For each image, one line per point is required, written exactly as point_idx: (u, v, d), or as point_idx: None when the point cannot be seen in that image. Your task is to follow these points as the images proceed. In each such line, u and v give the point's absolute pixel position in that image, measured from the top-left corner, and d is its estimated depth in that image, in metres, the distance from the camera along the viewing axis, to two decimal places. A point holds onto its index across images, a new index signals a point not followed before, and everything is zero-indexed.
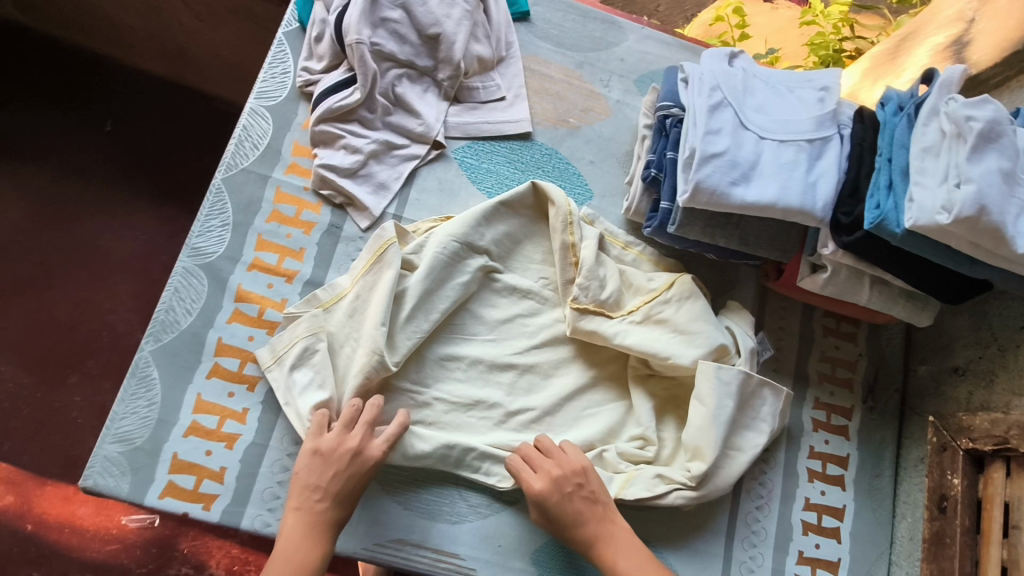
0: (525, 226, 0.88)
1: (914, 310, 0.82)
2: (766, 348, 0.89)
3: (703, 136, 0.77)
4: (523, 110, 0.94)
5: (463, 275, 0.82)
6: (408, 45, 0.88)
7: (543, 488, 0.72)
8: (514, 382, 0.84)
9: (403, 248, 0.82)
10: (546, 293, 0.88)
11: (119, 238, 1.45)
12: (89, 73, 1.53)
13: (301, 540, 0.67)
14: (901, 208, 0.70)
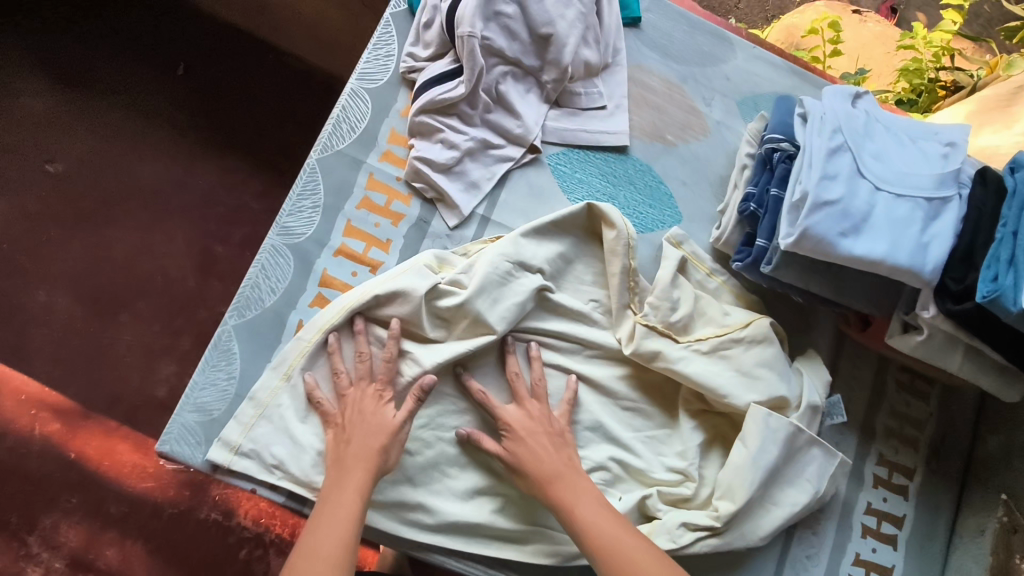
0: (575, 248, 0.85)
1: (1004, 386, 0.79)
2: (836, 412, 0.87)
3: (818, 181, 0.74)
4: (623, 121, 0.91)
5: (519, 296, 0.78)
6: (517, 42, 0.85)
7: (516, 419, 0.75)
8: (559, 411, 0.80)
9: (451, 268, 0.78)
10: (596, 316, 0.84)
11: (181, 184, 1.44)
12: (172, 16, 1.53)
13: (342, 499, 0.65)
14: (1021, 287, 0.67)
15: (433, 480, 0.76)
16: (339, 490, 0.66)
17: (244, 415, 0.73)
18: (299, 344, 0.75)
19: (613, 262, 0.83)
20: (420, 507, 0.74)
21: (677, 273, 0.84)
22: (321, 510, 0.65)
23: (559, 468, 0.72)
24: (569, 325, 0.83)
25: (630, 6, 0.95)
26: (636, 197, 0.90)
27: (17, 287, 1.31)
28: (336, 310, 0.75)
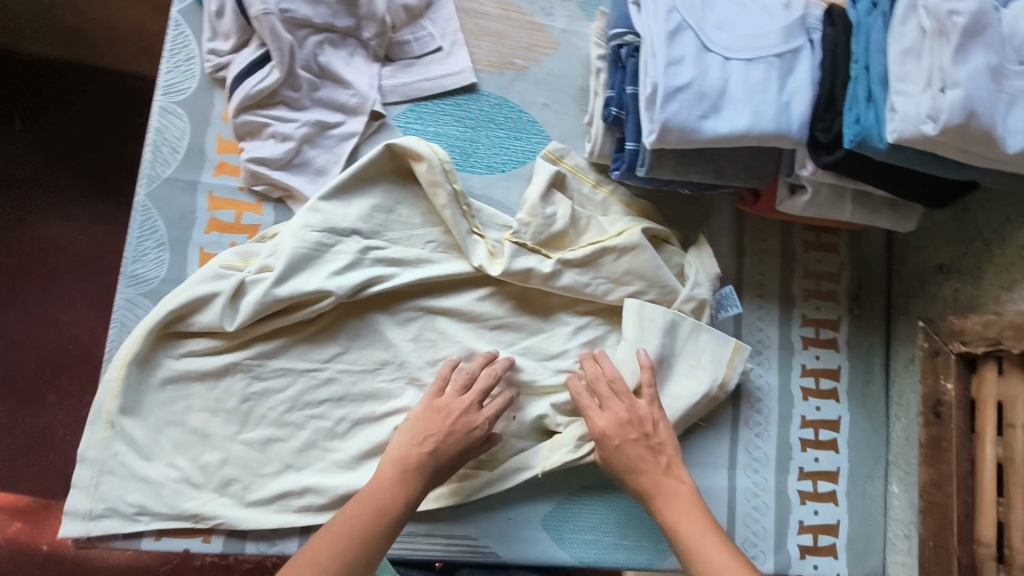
0: (392, 191, 0.80)
1: (900, 218, 0.79)
2: (731, 305, 0.85)
3: (664, 69, 0.69)
4: (463, 58, 0.84)
5: (334, 263, 0.76)
6: (323, 5, 0.77)
7: (606, 428, 0.72)
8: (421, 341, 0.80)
9: (257, 259, 0.75)
10: (437, 256, 0.81)
11: (71, 241, 1.23)
12: None
13: (395, 484, 0.67)
14: (884, 121, 0.65)
15: (318, 458, 0.77)
16: (399, 495, 0.67)
17: (82, 479, 0.71)
18: (107, 387, 0.72)
19: (438, 195, 0.78)
20: (309, 491, 0.75)
21: (551, 189, 0.81)
22: (367, 510, 0.65)
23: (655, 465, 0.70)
24: (407, 274, 0.79)
25: None
26: (498, 134, 0.85)
27: None
28: (134, 338, 0.72)
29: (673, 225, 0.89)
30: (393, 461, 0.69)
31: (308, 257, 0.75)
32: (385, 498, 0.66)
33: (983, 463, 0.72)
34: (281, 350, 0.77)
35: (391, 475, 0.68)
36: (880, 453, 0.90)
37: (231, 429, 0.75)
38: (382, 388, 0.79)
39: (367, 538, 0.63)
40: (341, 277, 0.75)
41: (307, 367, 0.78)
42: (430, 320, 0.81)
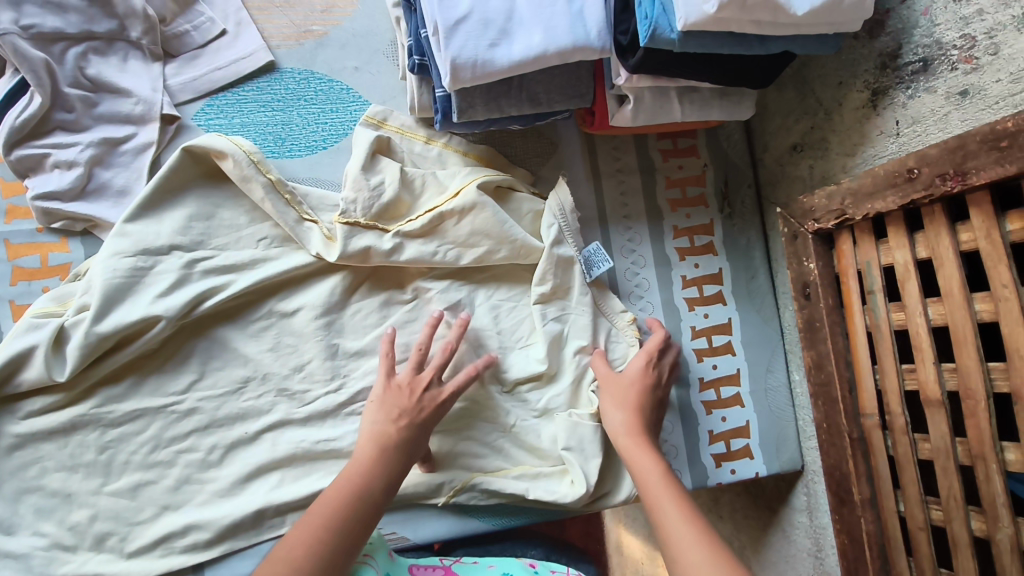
0: (207, 194, 0.74)
1: (734, 107, 0.76)
2: (600, 262, 0.81)
3: (439, 5, 0.65)
4: (252, 37, 0.78)
5: (157, 286, 0.70)
6: (71, 13, 0.70)
7: (638, 372, 0.76)
8: (280, 348, 0.75)
9: (73, 303, 0.69)
10: (274, 252, 0.76)
11: None
12: None
13: (371, 465, 0.65)
14: (670, 10, 0.61)
15: (196, 491, 0.71)
16: (372, 477, 0.65)
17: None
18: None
19: (253, 190, 0.72)
20: (192, 527, 0.69)
21: (375, 155, 0.76)
22: (347, 492, 0.63)
23: (624, 429, 0.72)
24: (245, 281, 0.73)
25: None
26: (311, 109, 0.79)
27: None
28: None
29: (519, 164, 0.86)
30: (368, 439, 0.67)
31: (125, 285, 0.68)
32: (362, 480, 0.64)
33: (855, 336, 0.70)
34: (131, 391, 0.71)
35: (368, 454, 0.66)
36: (777, 345, 0.88)
37: (93, 483, 0.69)
38: (250, 407, 0.74)
39: (346, 523, 0.61)
40: (168, 298, 0.69)
41: (163, 404, 0.71)
42: (283, 323, 0.76)
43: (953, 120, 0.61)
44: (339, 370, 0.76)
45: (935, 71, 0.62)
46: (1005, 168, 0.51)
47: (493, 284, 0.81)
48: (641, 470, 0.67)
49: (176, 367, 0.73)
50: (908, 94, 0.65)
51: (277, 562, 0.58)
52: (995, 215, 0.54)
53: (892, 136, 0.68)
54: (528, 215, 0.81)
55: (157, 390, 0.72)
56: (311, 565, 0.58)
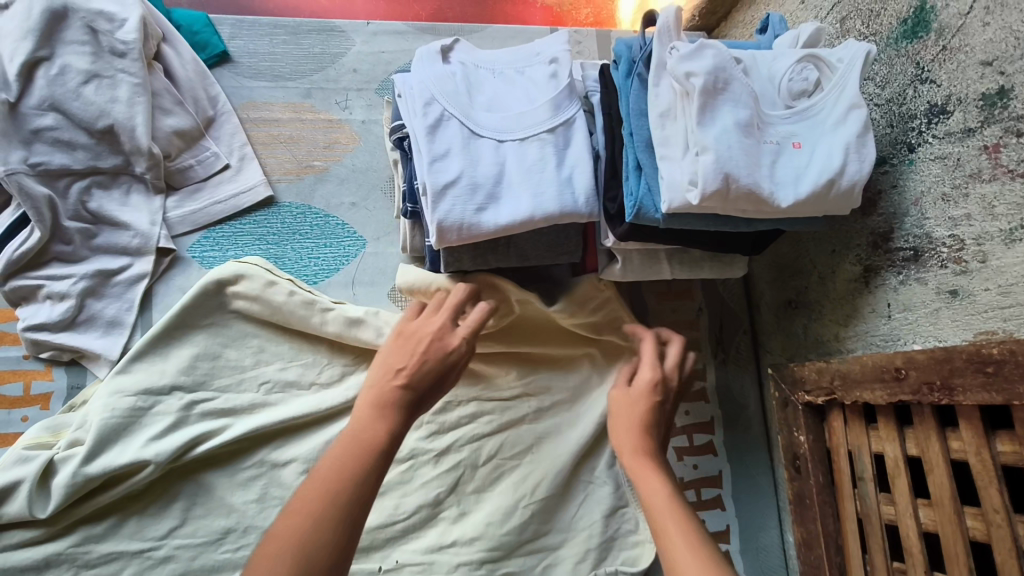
0: (215, 335, 0.75)
1: (726, 267, 0.75)
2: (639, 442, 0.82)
3: (429, 167, 0.65)
4: (253, 172, 0.80)
5: (150, 427, 0.70)
6: (79, 149, 0.73)
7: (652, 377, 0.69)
8: (264, 495, 0.72)
9: (65, 435, 0.69)
10: (273, 397, 0.75)
11: None
12: None
13: (378, 408, 0.57)
14: (656, 190, 0.61)
15: None
16: (376, 427, 0.56)
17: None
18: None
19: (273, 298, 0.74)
20: None
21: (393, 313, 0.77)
22: (349, 447, 0.54)
23: (635, 448, 0.63)
24: (240, 426, 0.72)
25: (210, 43, 0.83)
26: (306, 244, 0.80)
27: None
28: None
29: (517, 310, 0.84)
30: (367, 400, 0.58)
31: (125, 422, 0.69)
32: (365, 431, 0.55)
33: (846, 520, 0.66)
34: (111, 530, 0.69)
35: (372, 399, 0.58)
36: (768, 501, 0.85)
37: None
38: (225, 561, 0.70)
39: (358, 475, 0.52)
40: (163, 439, 0.69)
41: (140, 548, 0.68)
42: (274, 473, 0.73)
43: (943, 317, 0.59)
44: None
45: (926, 263, 0.61)
46: (991, 394, 0.49)
47: (495, 442, 0.79)
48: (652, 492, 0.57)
49: (159, 511, 0.70)
50: (900, 280, 0.64)
51: (290, 521, 0.48)
52: (985, 432, 0.51)
53: (884, 317, 0.66)
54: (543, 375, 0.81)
55: (131, 533, 0.69)
56: (327, 527, 0.48)
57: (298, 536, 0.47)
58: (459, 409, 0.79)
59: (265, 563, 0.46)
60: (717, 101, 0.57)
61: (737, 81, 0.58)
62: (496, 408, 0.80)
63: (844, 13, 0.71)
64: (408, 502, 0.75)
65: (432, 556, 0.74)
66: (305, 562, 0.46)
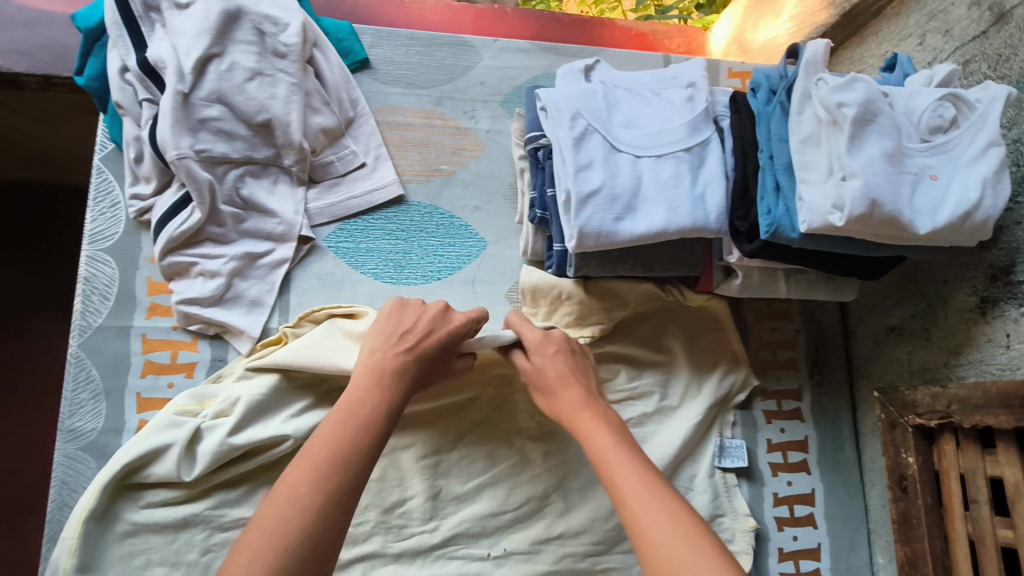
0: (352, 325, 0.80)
1: (838, 290, 0.78)
2: (734, 455, 0.85)
3: (574, 176, 0.70)
4: (388, 171, 0.85)
5: (291, 406, 0.74)
6: (238, 140, 0.78)
7: (538, 338, 0.74)
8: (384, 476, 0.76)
9: (211, 405, 0.73)
10: None
11: None
12: None
13: (368, 387, 0.60)
14: (794, 211, 0.65)
15: None
16: (374, 399, 0.60)
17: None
18: (64, 546, 0.65)
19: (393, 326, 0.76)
20: None
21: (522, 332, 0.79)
22: (345, 418, 0.57)
23: (576, 406, 0.67)
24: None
25: (353, 49, 0.89)
26: (431, 242, 0.85)
27: None
28: (88, 496, 0.67)
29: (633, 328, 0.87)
30: (364, 369, 0.62)
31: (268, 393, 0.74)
32: (370, 403, 0.59)
33: (955, 541, 0.69)
34: (245, 496, 0.72)
35: (366, 379, 0.61)
36: (859, 523, 0.87)
37: None
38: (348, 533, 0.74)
39: (354, 444, 0.56)
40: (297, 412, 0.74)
41: None
42: (395, 456, 0.77)
43: None
44: (437, 512, 0.77)
45: None
46: None
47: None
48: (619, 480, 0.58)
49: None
50: (1021, 311, 0.67)
51: (277, 506, 0.51)
52: None
53: (1001, 346, 0.69)
54: (648, 378, 0.85)
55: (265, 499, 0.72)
56: (316, 497, 0.52)
57: (284, 523, 0.50)
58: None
59: (253, 547, 0.48)
60: (865, 131, 0.61)
61: (885, 113, 0.62)
62: None
63: (968, 57, 0.75)
64: (516, 494, 0.78)
65: (538, 547, 0.77)
66: (298, 538, 0.49)
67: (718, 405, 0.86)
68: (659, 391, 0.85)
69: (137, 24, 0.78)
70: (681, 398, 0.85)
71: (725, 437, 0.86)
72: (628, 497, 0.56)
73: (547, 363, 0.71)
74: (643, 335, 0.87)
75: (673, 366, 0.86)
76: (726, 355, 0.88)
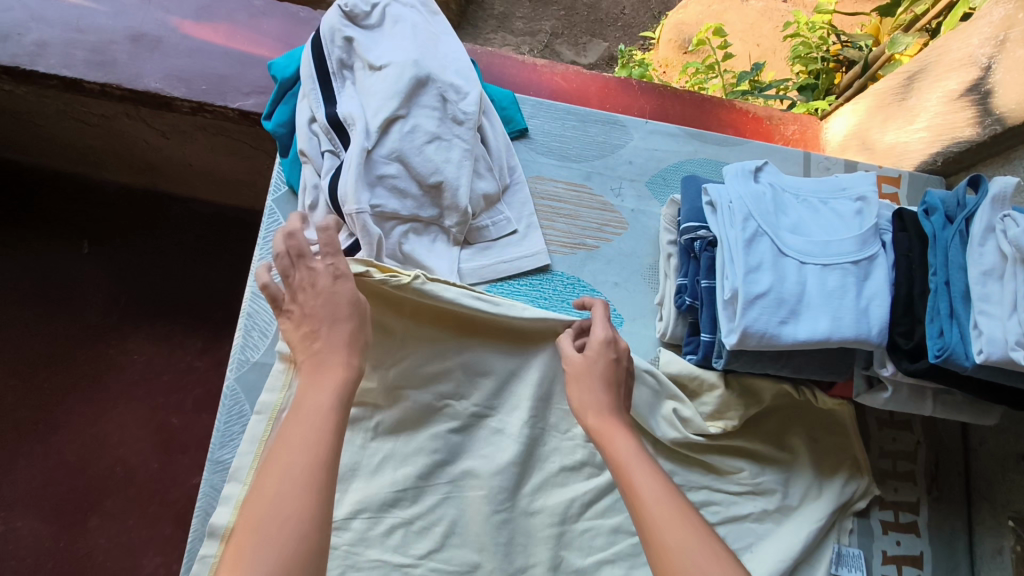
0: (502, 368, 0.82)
1: (980, 414, 0.78)
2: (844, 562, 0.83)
3: (744, 276, 0.71)
4: (537, 240, 0.88)
5: (439, 424, 0.78)
6: (409, 198, 0.82)
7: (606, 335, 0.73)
8: (510, 539, 0.75)
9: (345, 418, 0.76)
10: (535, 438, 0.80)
11: (151, 359, 1.47)
12: (143, 213, 1.56)
13: (317, 376, 0.60)
14: (969, 340, 0.66)
15: None
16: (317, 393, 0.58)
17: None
18: (206, 562, 0.68)
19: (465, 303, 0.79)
20: None
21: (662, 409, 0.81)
22: (298, 411, 0.56)
23: (604, 415, 0.67)
24: (505, 449, 0.78)
25: (513, 119, 0.93)
26: (572, 313, 0.86)
27: (85, 508, 1.34)
28: (230, 508, 0.69)
29: (761, 426, 0.86)
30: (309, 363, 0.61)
31: (416, 423, 0.78)
32: (311, 400, 0.57)
33: None
34: (377, 540, 0.72)
35: (310, 369, 0.60)
36: None
37: None
38: None
39: (318, 439, 0.54)
40: (437, 454, 0.77)
41: (401, 563, 0.72)
42: (520, 521, 0.76)
43: None
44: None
45: None
46: None
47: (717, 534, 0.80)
48: (639, 486, 0.58)
49: (422, 530, 0.74)
50: None
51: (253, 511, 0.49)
52: None
53: None
54: (769, 474, 0.83)
55: (398, 548, 0.72)
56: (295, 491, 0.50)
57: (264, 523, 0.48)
58: (689, 495, 0.81)
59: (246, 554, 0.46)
60: None
61: None
62: (722, 500, 0.81)
63: None
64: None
65: None
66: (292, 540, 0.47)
67: (838, 511, 0.84)
68: (779, 488, 0.83)
69: (331, 79, 0.84)
70: (797, 497, 0.83)
71: (838, 544, 0.83)
72: (644, 501, 0.57)
73: (597, 363, 0.70)
74: (771, 436, 0.86)
75: (793, 465, 0.84)
76: (847, 460, 0.86)
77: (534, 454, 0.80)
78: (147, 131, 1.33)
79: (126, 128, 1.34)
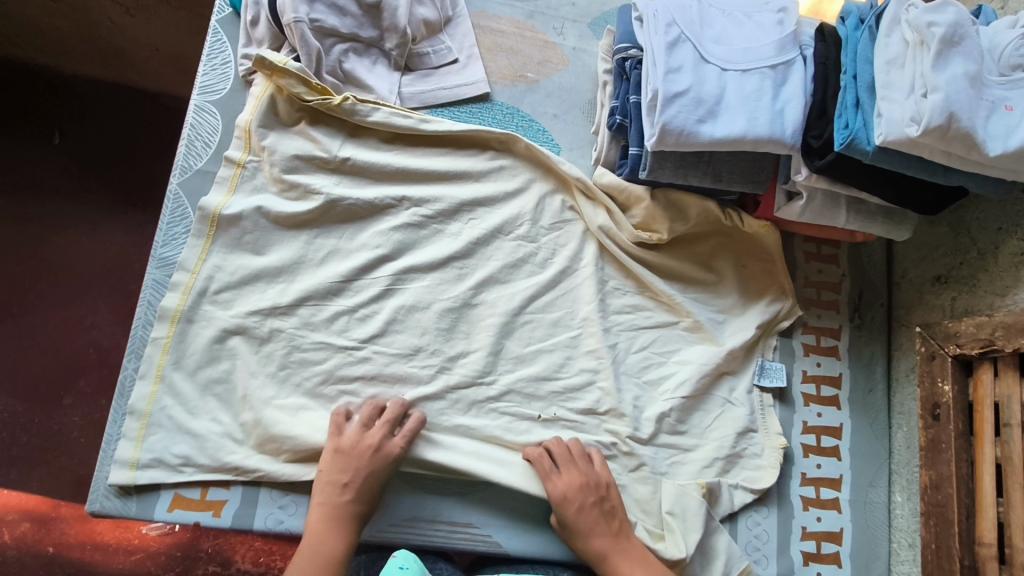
0: (446, 176, 0.87)
1: (893, 226, 0.82)
2: (766, 375, 0.89)
3: (664, 77, 0.74)
4: (477, 69, 0.90)
5: (386, 223, 0.84)
6: (348, 17, 0.84)
7: (569, 485, 0.76)
8: (453, 327, 0.83)
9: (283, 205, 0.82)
10: (480, 240, 0.86)
11: (121, 243, 1.48)
12: (112, 103, 1.53)
13: (324, 531, 0.70)
14: (870, 125, 0.69)
15: None
16: (332, 539, 0.70)
17: (130, 430, 0.75)
18: (158, 342, 0.77)
19: (401, 121, 0.85)
20: None
21: (593, 214, 0.88)
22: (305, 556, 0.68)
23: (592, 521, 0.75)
24: (447, 245, 0.85)
25: None
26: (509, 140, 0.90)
27: (60, 387, 1.35)
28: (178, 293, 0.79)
29: (693, 245, 0.91)
30: (317, 513, 0.71)
31: (361, 224, 0.84)
32: (326, 545, 0.69)
33: (982, 463, 0.73)
34: (323, 325, 0.80)
35: (319, 524, 0.70)
36: (883, 465, 0.89)
37: (268, 394, 0.78)
38: (412, 373, 0.81)
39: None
40: (381, 249, 0.83)
41: (345, 344, 0.80)
42: (466, 311, 0.84)
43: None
44: (495, 367, 0.83)
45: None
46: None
47: (647, 337, 0.88)
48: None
49: (364, 318, 0.82)
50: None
51: None
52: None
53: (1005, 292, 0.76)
54: (697, 290, 0.90)
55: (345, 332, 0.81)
56: None
57: None
58: (618, 299, 0.88)
59: None
60: (951, 52, 0.64)
61: (972, 38, 0.65)
62: (654, 306, 0.89)
63: None
64: (572, 364, 0.84)
65: (585, 418, 0.83)
66: None
67: (762, 329, 0.90)
68: (703, 301, 0.90)
69: None
70: (724, 312, 0.90)
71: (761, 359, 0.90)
72: None
73: (570, 489, 0.75)
74: (704, 255, 0.91)
75: (717, 284, 0.91)
76: (773, 283, 0.91)
77: (473, 253, 0.85)
78: (110, 6, 1.32)
79: (89, 2, 1.32)
